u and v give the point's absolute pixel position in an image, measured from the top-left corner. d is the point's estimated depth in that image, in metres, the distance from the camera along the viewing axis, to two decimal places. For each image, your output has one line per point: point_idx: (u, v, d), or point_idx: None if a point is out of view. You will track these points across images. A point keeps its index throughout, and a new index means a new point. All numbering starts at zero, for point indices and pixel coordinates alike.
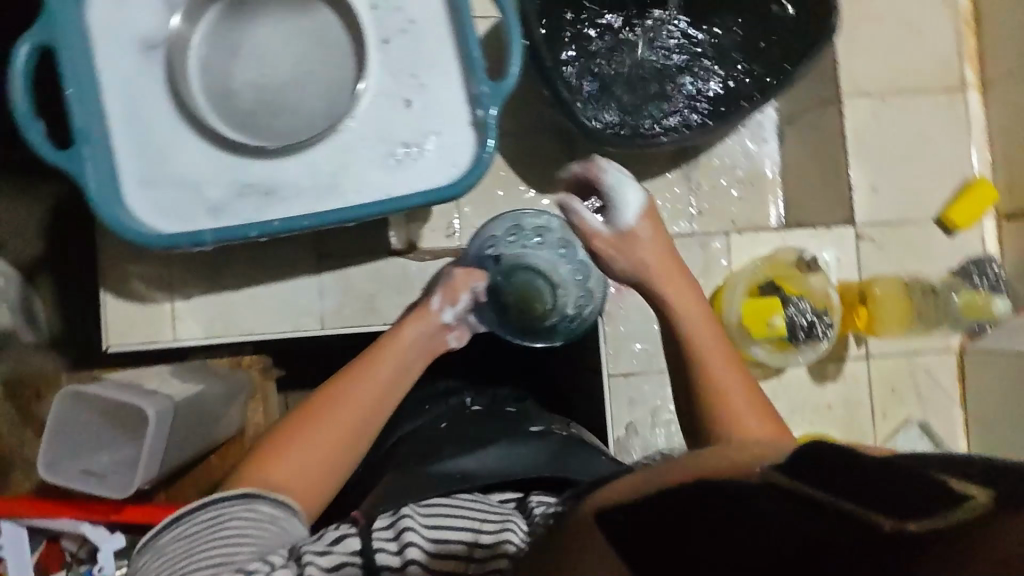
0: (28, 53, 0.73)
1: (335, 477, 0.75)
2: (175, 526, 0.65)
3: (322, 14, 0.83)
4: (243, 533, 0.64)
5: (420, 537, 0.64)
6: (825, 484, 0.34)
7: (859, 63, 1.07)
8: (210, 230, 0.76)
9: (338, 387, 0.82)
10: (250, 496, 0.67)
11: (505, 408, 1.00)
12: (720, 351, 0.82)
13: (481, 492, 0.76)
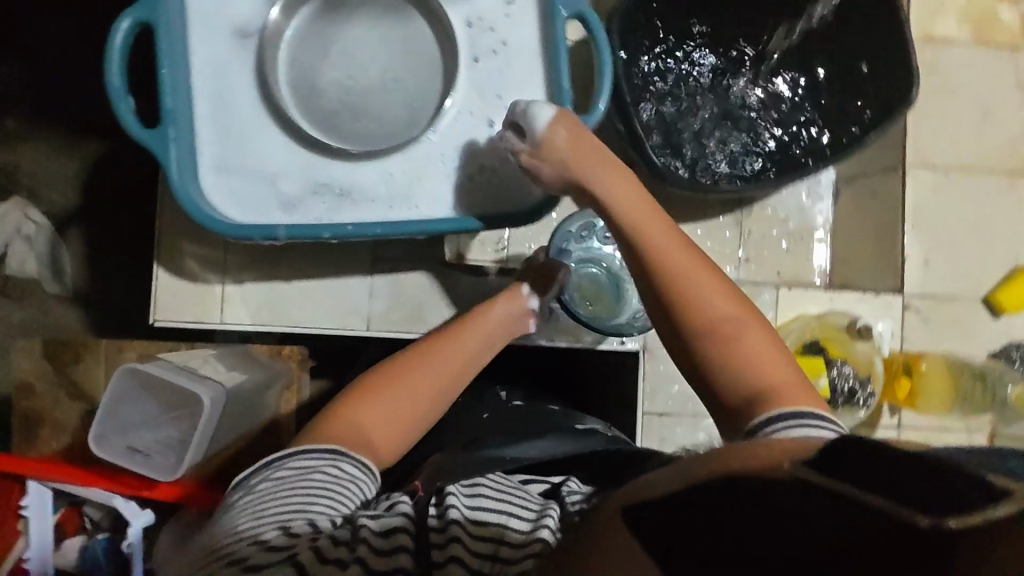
0: (127, 29, 0.72)
1: (408, 434, 0.78)
2: (263, 473, 0.67)
3: (417, 25, 0.84)
4: (326, 486, 0.66)
5: (463, 515, 0.62)
6: (858, 481, 0.31)
7: (927, 139, 1.10)
8: (283, 225, 0.76)
9: (422, 350, 0.84)
10: (337, 452, 0.70)
11: (544, 404, 1.01)
12: (689, 263, 0.71)
13: (510, 476, 0.73)
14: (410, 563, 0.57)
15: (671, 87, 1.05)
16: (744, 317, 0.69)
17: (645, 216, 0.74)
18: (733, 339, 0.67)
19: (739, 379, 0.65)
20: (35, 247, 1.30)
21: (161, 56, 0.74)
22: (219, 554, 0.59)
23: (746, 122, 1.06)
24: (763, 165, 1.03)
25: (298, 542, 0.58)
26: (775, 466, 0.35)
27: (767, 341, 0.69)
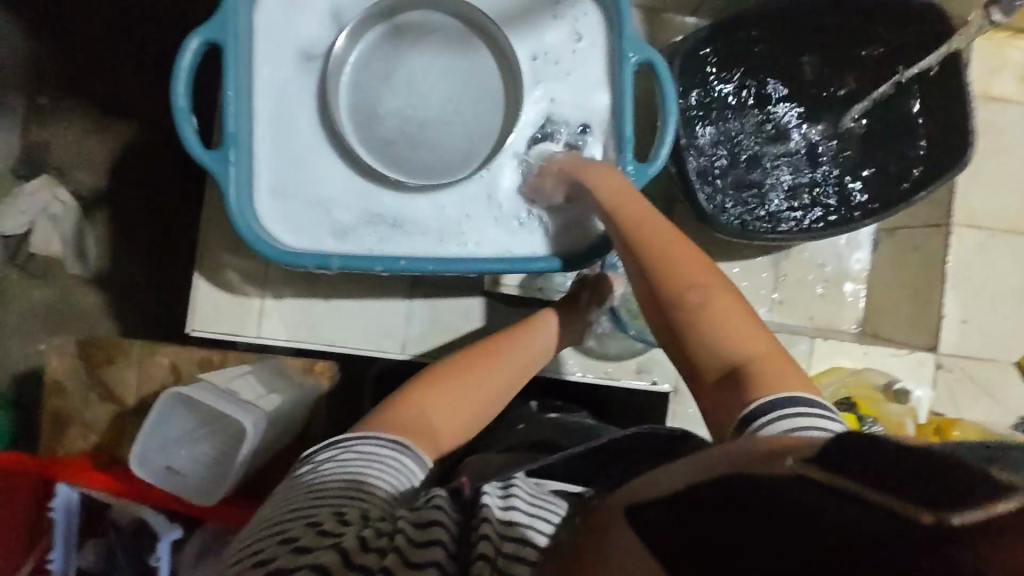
0: (196, 49, 0.72)
1: (468, 426, 0.81)
2: (325, 454, 0.69)
3: (481, 58, 0.85)
4: (385, 470, 0.67)
5: (497, 517, 0.59)
6: (854, 473, 0.30)
7: (976, 195, 1.08)
8: (335, 255, 0.76)
9: (483, 347, 0.88)
10: (401, 445, 0.71)
11: (579, 419, 0.98)
12: (661, 237, 0.67)
13: (536, 483, 0.69)
14: (446, 558, 0.54)
15: (722, 127, 1.05)
16: (715, 285, 0.63)
17: (617, 195, 0.71)
18: (703, 308, 0.62)
19: (714, 352, 0.60)
20: (60, 227, 1.25)
21: (228, 77, 0.73)
22: (270, 530, 0.58)
23: (793, 167, 1.07)
24: (805, 215, 1.04)
25: (347, 529, 0.56)
26: (776, 464, 0.34)
27: (740, 309, 0.63)
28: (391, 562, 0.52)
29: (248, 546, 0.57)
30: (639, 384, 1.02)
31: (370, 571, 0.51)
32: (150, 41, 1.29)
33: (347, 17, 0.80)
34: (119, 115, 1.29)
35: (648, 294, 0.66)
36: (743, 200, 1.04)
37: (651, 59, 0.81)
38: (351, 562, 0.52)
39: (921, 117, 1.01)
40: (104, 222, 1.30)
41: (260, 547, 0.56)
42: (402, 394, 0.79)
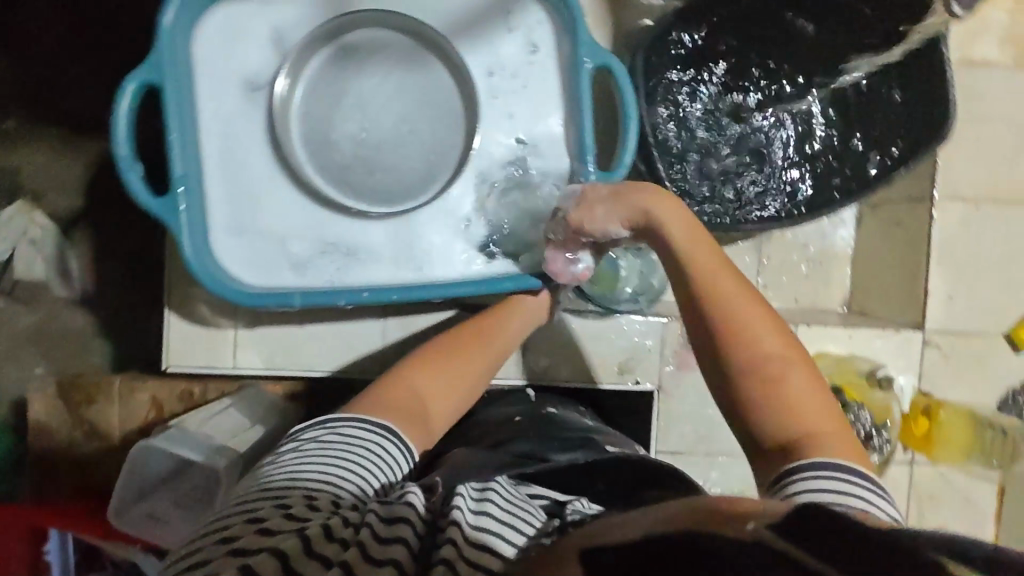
0: (134, 93, 0.70)
1: (452, 408, 0.83)
2: (312, 433, 0.69)
3: (434, 72, 0.83)
4: (370, 454, 0.67)
5: (466, 520, 0.56)
6: (818, 551, 0.31)
7: (959, 166, 1.04)
8: (296, 292, 0.75)
9: (469, 328, 0.90)
10: (386, 432, 0.71)
11: (579, 418, 0.94)
12: (740, 289, 0.65)
13: (516, 487, 0.67)
14: (407, 559, 0.51)
15: (689, 115, 1.01)
16: (797, 364, 0.62)
17: (695, 239, 0.68)
18: (782, 382, 0.61)
19: (782, 423, 0.59)
20: (40, 250, 1.15)
21: (171, 119, 0.71)
22: (240, 507, 0.57)
23: (767, 152, 1.04)
24: (781, 201, 1.01)
25: (315, 515, 0.55)
26: (737, 522, 0.32)
27: (818, 396, 0.61)
28: (351, 555, 0.49)
29: (214, 522, 0.56)
30: (623, 385, 1.02)
31: (329, 562, 0.48)
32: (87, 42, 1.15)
33: (290, 43, 0.78)
34: (65, 127, 1.17)
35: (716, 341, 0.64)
36: (715, 191, 1.01)
37: (609, 62, 0.78)
38: (311, 550, 0.49)
39: (898, 92, 0.98)
40: (87, 240, 1.18)
41: (226, 523, 0.55)
42: (392, 375, 0.81)
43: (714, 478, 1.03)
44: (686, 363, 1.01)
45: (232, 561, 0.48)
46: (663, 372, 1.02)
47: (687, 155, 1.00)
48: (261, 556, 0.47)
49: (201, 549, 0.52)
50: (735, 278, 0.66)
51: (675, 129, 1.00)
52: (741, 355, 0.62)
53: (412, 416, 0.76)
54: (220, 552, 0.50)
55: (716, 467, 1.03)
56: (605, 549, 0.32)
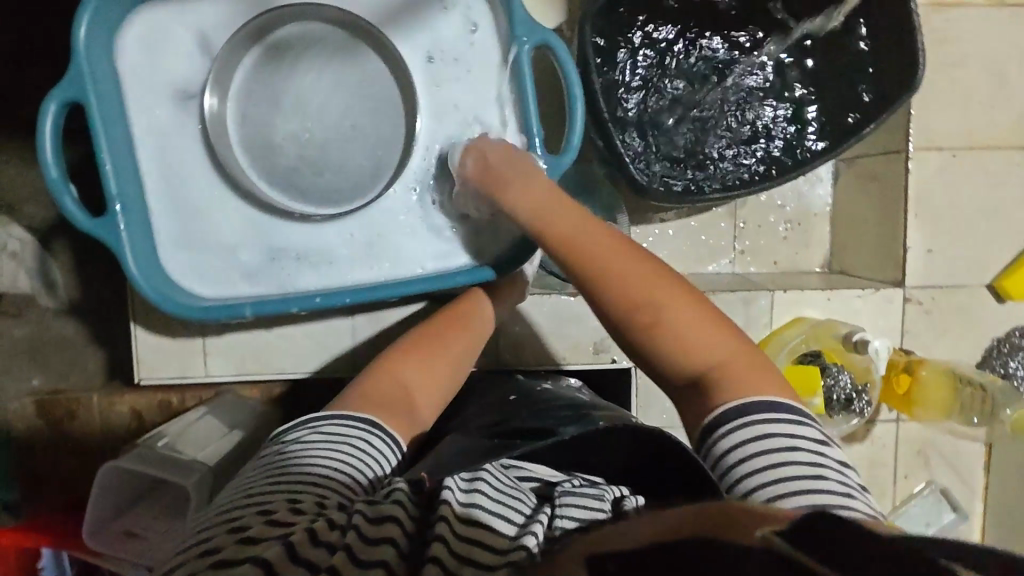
0: (56, 112, 0.69)
1: (438, 401, 0.79)
2: (290, 437, 0.65)
3: (371, 63, 0.82)
4: (351, 452, 0.63)
5: (455, 514, 0.50)
6: (836, 563, 0.27)
7: (934, 112, 1.00)
8: (248, 302, 0.76)
9: (446, 318, 0.85)
10: (369, 426, 0.67)
11: (574, 395, 0.89)
12: (601, 242, 0.66)
13: (505, 469, 0.61)
14: (396, 559, 0.46)
15: (648, 81, 0.97)
16: (670, 294, 0.63)
17: (554, 214, 0.69)
18: (662, 323, 0.62)
19: (682, 365, 0.62)
20: (23, 261, 1.02)
21: (98, 137, 0.71)
22: (220, 516, 0.52)
23: (734, 114, 0.99)
24: (747, 165, 0.98)
25: (299, 519, 0.50)
26: (746, 529, 0.30)
27: (697, 314, 0.62)
28: (340, 560, 0.44)
29: (193, 538, 0.51)
30: (603, 365, 1.00)
31: (317, 570, 0.44)
32: (10, 36, 1.02)
33: (217, 47, 0.78)
34: (7, 135, 1.03)
35: (600, 306, 0.65)
36: (677, 159, 0.97)
37: (547, 40, 0.77)
38: (297, 556, 0.45)
39: (866, 40, 0.93)
40: (69, 250, 1.07)
41: (207, 535, 0.49)
42: (373, 374, 0.76)
43: None
44: None
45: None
46: None
47: (648, 124, 0.96)
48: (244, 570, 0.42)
49: (182, 562, 0.47)
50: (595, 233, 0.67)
51: (633, 98, 0.96)
52: (619, 302, 0.63)
53: (392, 407, 0.72)
54: (202, 565, 0.45)
55: None
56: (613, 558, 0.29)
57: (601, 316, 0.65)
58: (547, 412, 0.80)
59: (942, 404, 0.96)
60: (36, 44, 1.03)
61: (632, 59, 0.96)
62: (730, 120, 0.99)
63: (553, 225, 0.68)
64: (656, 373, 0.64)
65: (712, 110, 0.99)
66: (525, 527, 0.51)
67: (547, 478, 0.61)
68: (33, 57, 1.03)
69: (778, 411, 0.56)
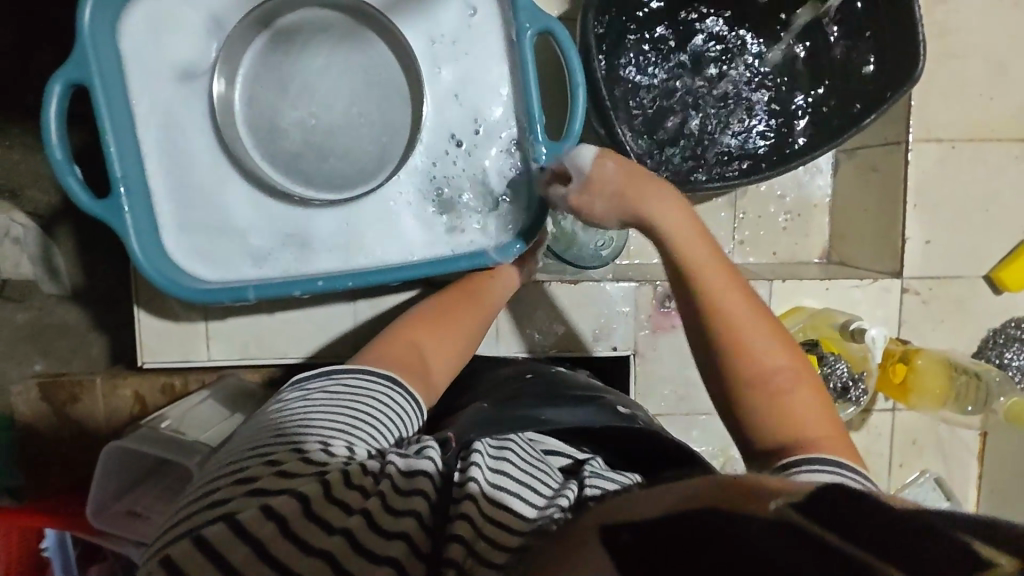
0: (61, 94, 0.70)
1: (449, 375, 0.80)
2: (319, 379, 0.68)
3: (375, 49, 0.83)
4: (374, 404, 0.65)
5: (484, 478, 0.53)
6: (839, 529, 0.29)
7: (934, 104, 1.00)
8: (252, 286, 0.77)
9: (458, 294, 0.87)
10: (390, 383, 0.69)
11: (584, 378, 0.91)
12: (745, 307, 0.67)
13: (531, 442, 0.65)
14: (426, 511, 0.49)
15: (650, 70, 0.97)
16: (799, 373, 0.64)
17: (708, 262, 0.69)
18: (782, 389, 0.63)
19: (780, 428, 0.61)
20: (26, 248, 1.03)
21: (102, 121, 0.72)
22: (253, 452, 0.55)
23: (738, 103, 1.00)
24: (751, 154, 0.98)
25: (331, 463, 0.53)
26: (758, 503, 0.32)
27: (818, 401, 0.63)
28: (373, 505, 0.48)
29: (222, 470, 0.54)
30: (602, 352, 1.01)
31: (350, 511, 0.47)
32: (11, 21, 1.02)
33: (222, 33, 0.79)
34: (11, 120, 1.04)
35: (722, 348, 0.65)
36: (678, 148, 0.97)
37: (550, 28, 0.78)
38: (331, 496, 0.47)
39: (867, 30, 0.94)
40: (73, 239, 1.07)
41: (247, 462, 0.53)
42: (393, 339, 0.78)
43: (695, 437, 1.04)
44: (661, 326, 1.01)
45: (253, 501, 0.47)
46: (638, 335, 1.01)
47: (649, 112, 0.97)
48: (282, 500, 0.45)
49: (218, 489, 0.50)
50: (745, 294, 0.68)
51: (635, 85, 0.96)
52: (745, 360, 0.64)
53: (415, 371, 0.74)
54: (239, 492, 0.49)
55: (698, 426, 1.04)
56: (628, 530, 0.30)
57: (716, 357, 0.66)
58: (563, 391, 0.82)
59: (936, 394, 0.97)
60: (36, 28, 1.03)
61: (634, 46, 0.96)
62: (731, 110, 1.00)
63: (699, 265, 0.69)
64: (744, 428, 0.63)
65: (713, 99, 0.99)
66: (551, 500, 0.53)
67: (574, 455, 0.65)
68: (33, 41, 1.03)
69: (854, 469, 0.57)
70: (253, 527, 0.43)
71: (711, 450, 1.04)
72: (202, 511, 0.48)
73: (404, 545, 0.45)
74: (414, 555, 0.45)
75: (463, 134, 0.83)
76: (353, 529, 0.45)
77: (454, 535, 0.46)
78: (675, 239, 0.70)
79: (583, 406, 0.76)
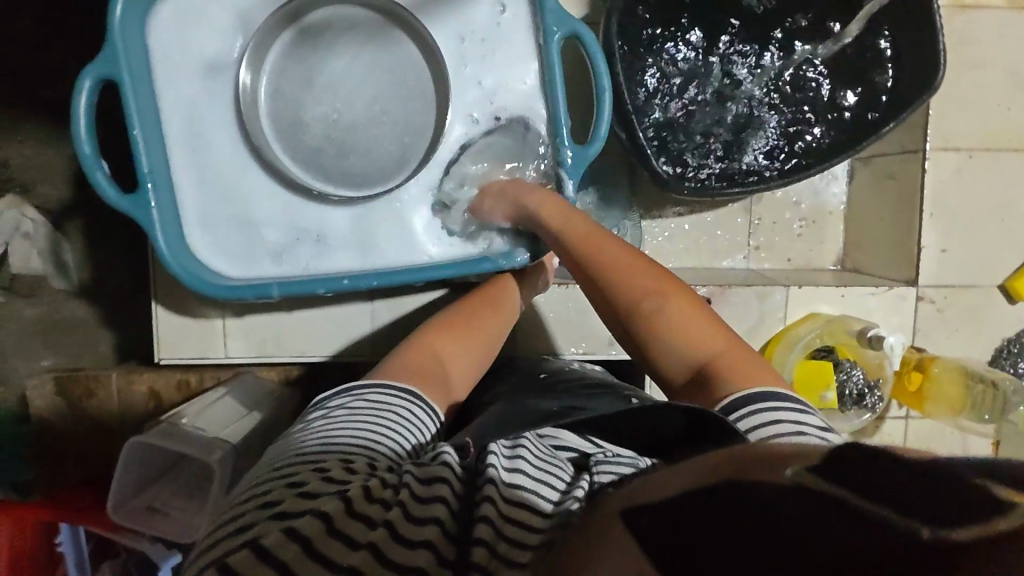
0: (90, 89, 0.70)
1: (467, 379, 0.81)
2: (333, 399, 0.68)
3: (402, 50, 0.84)
4: (390, 417, 0.65)
5: (501, 478, 0.54)
6: (859, 488, 0.26)
7: (952, 112, 1.01)
8: (276, 282, 0.77)
9: (477, 298, 0.87)
10: (410, 397, 0.69)
11: (599, 375, 0.91)
12: (603, 251, 0.70)
13: (541, 438, 0.64)
14: (447, 517, 0.49)
15: (671, 73, 0.97)
16: (669, 288, 0.66)
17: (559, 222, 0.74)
18: (656, 313, 0.65)
19: (676, 357, 0.64)
20: (35, 243, 1.03)
21: (130, 115, 0.72)
22: (276, 473, 0.55)
23: (757, 109, 1.00)
24: (769, 160, 0.99)
25: (353, 478, 0.53)
26: (774, 468, 0.27)
27: (694, 308, 0.65)
28: (395, 515, 0.48)
29: (247, 493, 0.54)
30: (617, 355, 1.01)
31: (374, 524, 0.47)
32: (30, 16, 1.02)
33: (251, 29, 0.79)
34: (30, 116, 1.04)
35: (607, 303, 0.68)
36: (696, 152, 0.98)
37: (578, 30, 0.79)
38: (353, 511, 0.48)
39: (886, 38, 0.96)
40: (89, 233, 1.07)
41: (267, 489, 0.53)
42: (413, 344, 0.79)
43: None
44: None
45: (276, 524, 0.47)
46: None
47: (668, 116, 0.97)
48: (305, 519, 0.46)
49: (244, 513, 0.50)
50: (602, 239, 0.71)
51: (655, 89, 0.96)
52: (622, 300, 0.67)
53: (431, 379, 0.74)
54: (262, 516, 0.49)
55: None
56: (644, 510, 0.26)
57: (607, 315, 0.69)
58: (579, 389, 0.81)
59: (951, 401, 0.97)
60: (57, 23, 1.03)
61: (656, 50, 0.96)
62: (751, 115, 1.00)
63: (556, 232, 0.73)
64: (654, 369, 0.66)
65: (733, 104, 1.00)
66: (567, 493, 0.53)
67: (583, 448, 0.63)
68: (53, 36, 1.03)
69: (773, 392, 0.58)
70: (277, 549, 0.43)
71: None
72: (229, 534, 0.48)
73: (429, 554, 0.45)
74: (440, 562, 0.45)
75: (489, 134, 0.84)
76: (376, 540, 0.45)
77: (477, 538, 0.46)
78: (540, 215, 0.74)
79: (602, 401, 0.76)
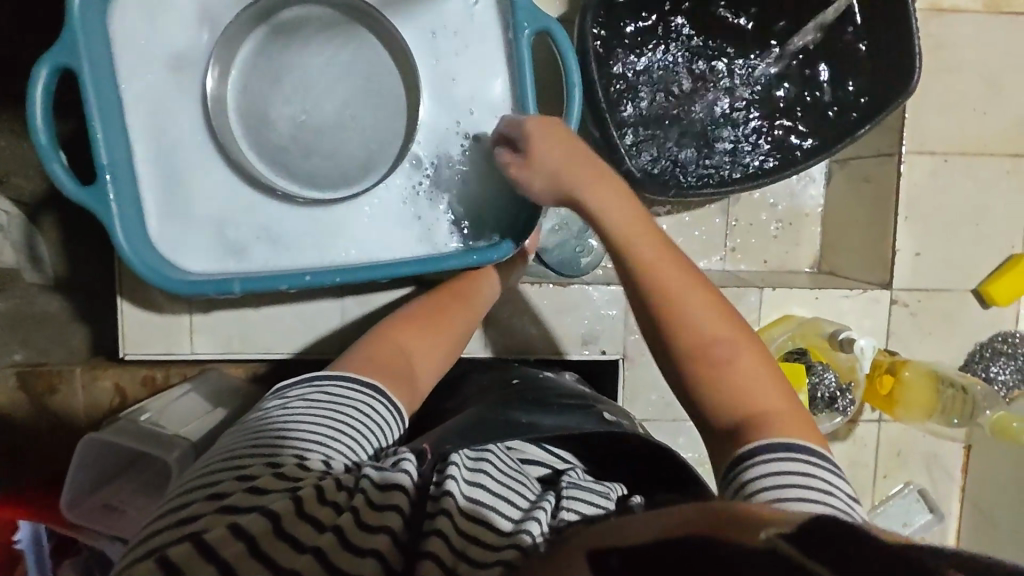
0: (49, 77, 0.69)
1: (435, 378, 0.79)
2: (284, 394, 0.66)
3: (373, 48, 0.83)
4: (346, 411, 0.64)
5: (461, 492, 0.52)
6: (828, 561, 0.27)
7: (928, 116, 1.01)
8: (238, 278, 0.76)
9: (455, 286, 0.86)
10: (373, 392, 0.68)
11: (567, 382, 0.90)
12: (681, 274, 0.64)
13: (508, 451, 0.64)
14: (400, 527, 0.48)
15: (647, 73, 0.97)
16: (740, 332, 0.62)
17: (630, 222, 0.67)
18: (725, 359, 0.60)
19: (730, 402, 0.59)
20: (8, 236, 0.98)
21: (91, 107, 0.71)
22: (225, 467, 0.54)
23: (733, 112, 1.00)
24: (742, 164, 0.98)
25: (307, 477, 0.52)
26: (747, 530, 0.30)
27: (764, 367, 0.61)
28: (345, 521, 0.47)
29: (195, 481, 0.53)
30: (589, 356, 1.00)
31: (322, 527, 0.46)
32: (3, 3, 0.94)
33: (220, 25, 0.78)
34: None
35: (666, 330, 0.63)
36: (669, 152, 0.97)
37: (548, 27, 0.79)
38: (303, 512, 0.46)
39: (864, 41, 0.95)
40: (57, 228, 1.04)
41: (216, 480, 0.52)
42: (380, 334, 0.78)
43: (681, 443, 1.04)
44: None
45: (220, 520, 0.46)
46: (627, 339, 1.00)
47: (643, 119, 0.97)
48: (250, 517, 0.44)
49: (191, 503, 0.50)
50: (675, 263, 0.65)
51: (630, 89, 0.96)
52: (686, 334, 0.62)
53: (399, 376, 0.73)
54: (210, 509, 0.48)
55: (684, 431, 1.03)
56: (617, 550, 0.28)
57: (659, 337, 0.63)
58: (552, 398, 0.80)
59: (924, 406, 0.97)
60: None
61: (632, 49, 0.96)
62: (727, 118, 1.00)
63: (625, 235, 0.67)
64: (698, 407, 0.61)
65: (710, 107, 0.99)
66: (528, 514, 0.53)
67: (554, 465, 0.65)
68: None
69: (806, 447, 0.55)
70: (219, 546, 0.42)
71: (698, 455, 1.04)
72: (173, 525, 0.47)
73: (376, 565, 0.44)
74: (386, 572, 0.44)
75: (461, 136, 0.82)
76: (323, 546, 0.44)
77: (428, 552, 0.45)
78: (607, 209, 0.68)
79: (570, 412, 0.75)
